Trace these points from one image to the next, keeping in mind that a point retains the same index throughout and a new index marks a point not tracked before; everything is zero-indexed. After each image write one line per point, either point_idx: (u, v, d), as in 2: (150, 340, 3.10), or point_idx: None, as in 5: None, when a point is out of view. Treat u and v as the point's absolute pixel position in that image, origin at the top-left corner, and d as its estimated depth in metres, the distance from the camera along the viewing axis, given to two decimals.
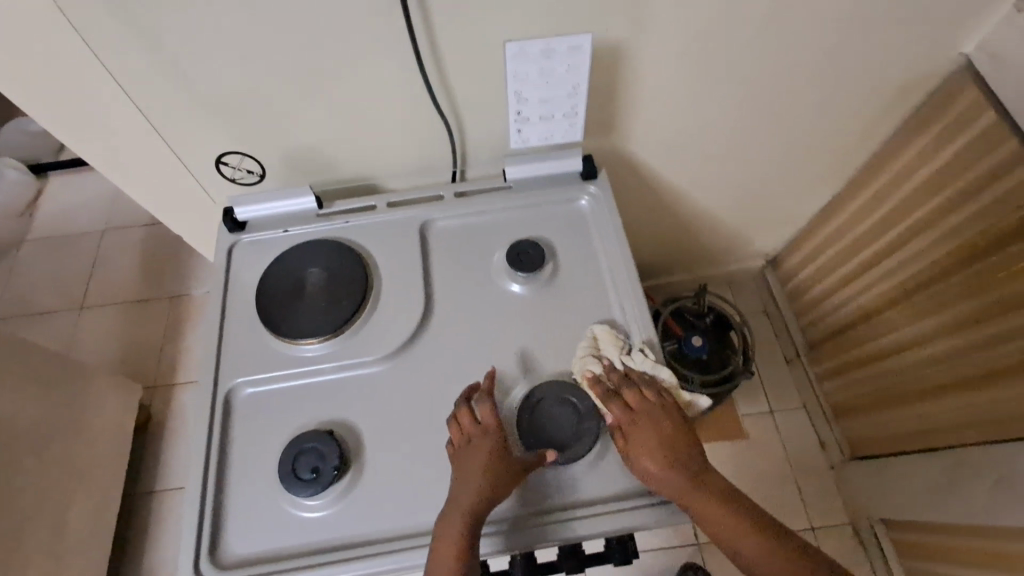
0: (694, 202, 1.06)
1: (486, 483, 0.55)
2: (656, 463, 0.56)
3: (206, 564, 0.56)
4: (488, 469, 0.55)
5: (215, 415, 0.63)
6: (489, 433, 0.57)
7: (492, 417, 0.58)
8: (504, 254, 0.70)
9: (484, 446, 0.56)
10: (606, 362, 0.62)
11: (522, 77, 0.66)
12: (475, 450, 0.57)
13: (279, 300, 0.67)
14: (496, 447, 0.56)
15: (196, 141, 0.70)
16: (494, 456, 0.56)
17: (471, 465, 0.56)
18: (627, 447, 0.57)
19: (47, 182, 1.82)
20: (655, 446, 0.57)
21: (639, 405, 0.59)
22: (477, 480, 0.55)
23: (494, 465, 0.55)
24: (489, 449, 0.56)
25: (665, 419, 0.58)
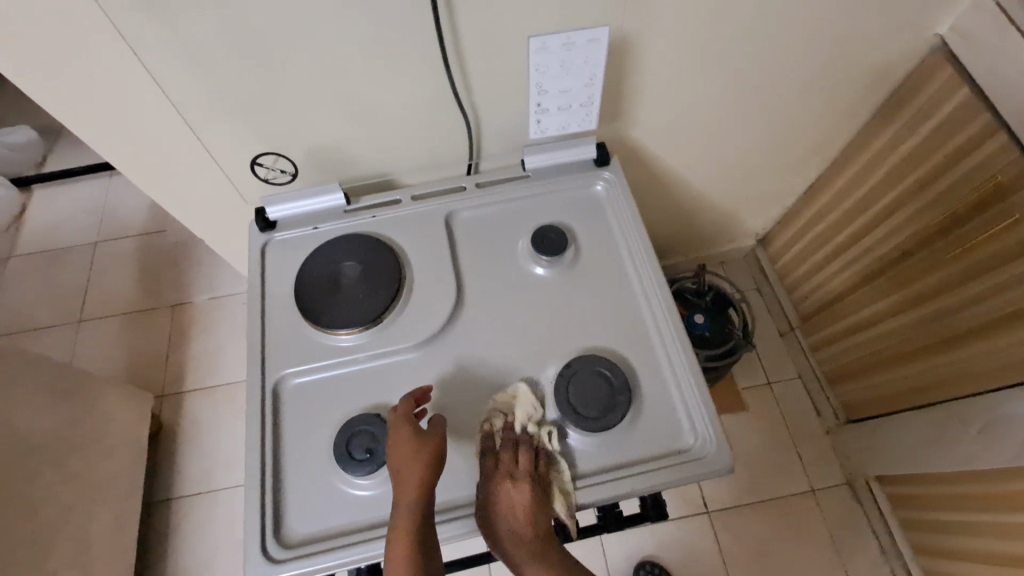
0: (693, 185, 1.11)
1: (411, 463, 0.57)
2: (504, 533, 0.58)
3: (272, 544, 0.59)
4: (408, 453, 0.58)
5: (266, 405, 0.65)
6: (400, 418, 0.60)
7: (404, 407, 0.61)
8: (528, 240, 0.74)
9: (401, 432, 0.59)
10: (508, 421, 0.63)
11: (544, 70, 0.70)
12: (393, 442, 0.59)
13: (318, 293, 0.70)
14: (408, 431, 0.59)
15: (229, 142, 0.72)
16: (412, 440, 0.58)
17: (394, 455, 0.58)
18: (480, 508, 0.59)
19: (31, 196, 1.79)
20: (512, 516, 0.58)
21: (507, 475, 0.59)
22: (406, 466, 0.57)
23: (414, 447, 0.58)
24: (404, 433, 0.58)
25: (523, 493, 0.58)
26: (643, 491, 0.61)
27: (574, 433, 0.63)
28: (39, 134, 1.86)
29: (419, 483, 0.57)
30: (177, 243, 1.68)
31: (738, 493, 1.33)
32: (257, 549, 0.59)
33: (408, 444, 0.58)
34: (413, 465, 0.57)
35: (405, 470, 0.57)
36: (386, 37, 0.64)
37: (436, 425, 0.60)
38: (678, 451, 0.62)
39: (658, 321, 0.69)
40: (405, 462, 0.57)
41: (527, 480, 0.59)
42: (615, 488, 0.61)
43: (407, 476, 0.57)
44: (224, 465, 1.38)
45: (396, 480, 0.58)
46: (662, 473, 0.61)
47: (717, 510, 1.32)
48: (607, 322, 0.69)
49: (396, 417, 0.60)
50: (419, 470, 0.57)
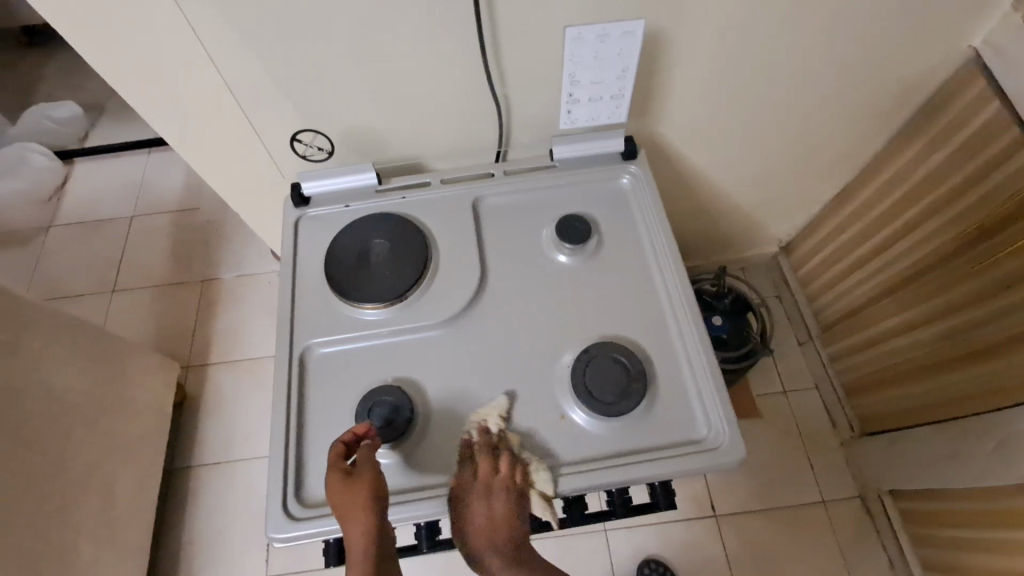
0: (718, 185, 1.11)
1: (350, 510, 0.56)
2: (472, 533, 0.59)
3: (293, 503, 0.61)
4: (348, 508, 0.56)
5: (293, 370, 0.68)
6: (331, 463, 0.59)
7: (336, 455, 0.59)
8: (552, 228, 0.75)
9: (336, 478, 0.58)
10: (483, 428, 0.64)
11: (577, 60, 0.71)
12: (328, 493, 0.58)
13: (347, 269, 0.72)
14: (342, 482, 0.57)
15: (273, 117, 0.75)
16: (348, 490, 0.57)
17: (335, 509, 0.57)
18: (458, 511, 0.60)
19: (74, 168, 1.87)
20: (483, 525, 0.59)
21: (484, 477, 0.61)
22: (347, 518, 0.56)
23: (351, 500, 0.56)
24: (338, 479, 0.58)
25: (496, 499, 0.60)
26: (658, 476, 0.62)
27: (590, 417, 0.64)
28: (84, 110, 1.94)
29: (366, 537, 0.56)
30: (208, 221, 1.73)
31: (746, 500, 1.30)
32: (279, 509, 0.61)
33: (345, 495, 0.57)
34: (354, 509, 0.56)
35: (349, 522, 0.56)
36: (424, 21, 0.65)
37: (365, 467, 0.58)
38: (675, 444, 0.63)
39: (677, 315, 0.70)
40: (347, 514, 0.56)
41: (500, 490, 0.60)
42: (628, 473, 0.61)
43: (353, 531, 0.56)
44: (242, 437, 1.42)
45: (343, 526, 0.57)
46: (678, 461, 0.62)
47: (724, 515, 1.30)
48: (627, 314, 0.70)
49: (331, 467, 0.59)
50: (361, 514, 0.56)
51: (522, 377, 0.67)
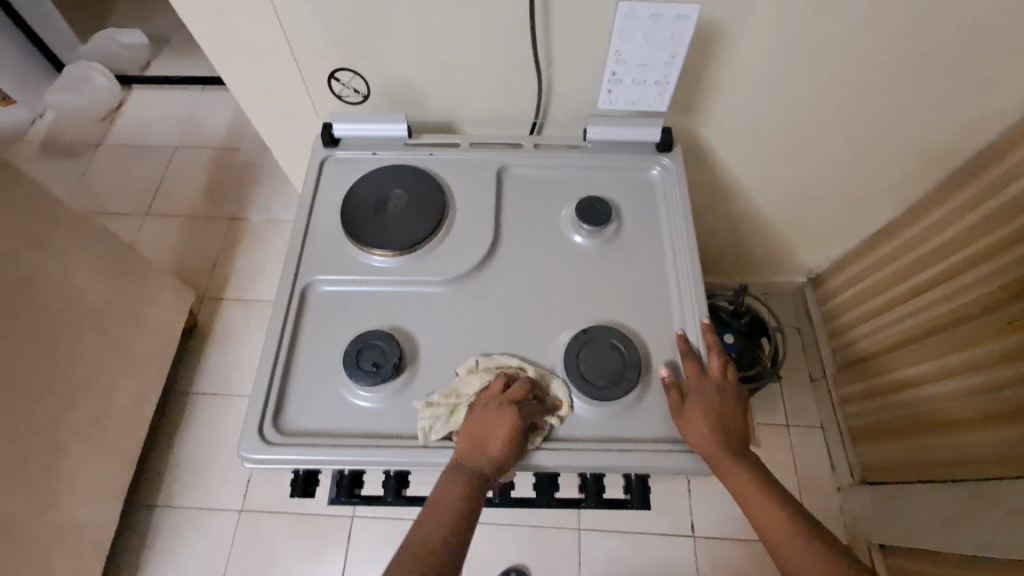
0: (755, 200, 1.08)
1: (497, 445, 0.57)
2: (488, 446, 0.57)
3: (269, 429, 0.61)
4: (485, 440, 0.57)
5: (293, 303, 0.68)
6: (507, 404, 0.59)
7: (496, 388, 0.60)
8: (572, 208, 0.73)
9: (504, 415, 0.58)
10: (534, 377, 0.63)
11: (625, 37, 0.67)
12: (486, 418, 0.58)
13: (363, 214, 0.72)
14: (492, 414, 0.58)
15: (315, 52, 0.75)
16: (490, 423, 0.58)
17: (473, 426, 0.58)
18: (482, 422, 0.58)
19: (131, 94, 1.93)
20: (496, 443, 0.57)
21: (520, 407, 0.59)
22: (483, 445, 0.57)
23: (490, 434, 0.57)
24: (506, 419, 0.58)
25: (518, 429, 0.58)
26: (640, 467, 0.60)
27: (579, 399, 0.62)
28: (149, 40, 2.00)
29: (473, 473, 0.56)
30: (246, 163, 1.77)
31: (728, 525, 1.25)
32: (255, 432, 0.61)
33: (487, 425, 0.58)
34: (496, 446, 0.57)
35: (485, 450, 0.57)
36: None
37: (519, 415, 0.58)
38: (662, 440, 0.61)
39: (685, 312, 0.68)
40: (484, 442, 0.57)
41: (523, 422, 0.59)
42: (609, 459, 0.60)
43: (474, 458, 0.57)
44: (244, 374, 1.45)
45: (474, 449, 0.57)
46: (663, 455, 0.60)
47: (704, 537, 1.24)
48: (633, 304, 0.69)
49: (485, 396, 0.60)
50: (496, 456, 0.57)
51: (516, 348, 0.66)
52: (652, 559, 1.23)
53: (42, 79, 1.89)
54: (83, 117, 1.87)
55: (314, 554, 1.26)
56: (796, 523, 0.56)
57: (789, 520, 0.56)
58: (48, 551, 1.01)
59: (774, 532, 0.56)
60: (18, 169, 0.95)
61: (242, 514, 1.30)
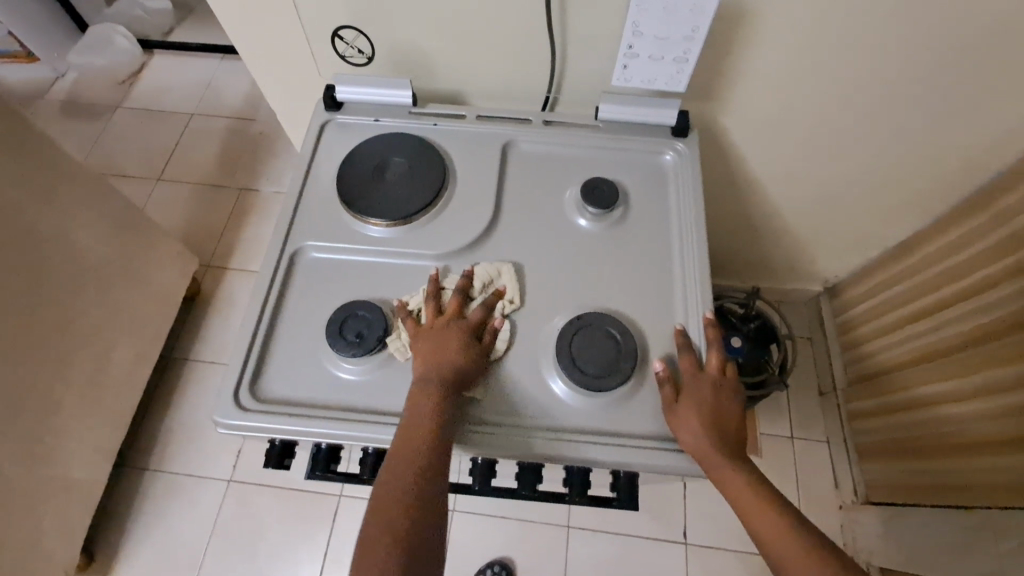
0: (774, 198, 1.03)
1: (451, 355, 0.58)
2: (443, 357, 0.57)
3: (245, 395, 0.58)
4: (438, 354, 0.58)
5: (281, 266, 0.65)
6: (446, 319, 0.60)
7: (430, 305, 0.61)
8: (578, 189, 0.70)
9: (449, 330, 0.59)
10: (474, 284, 0.64)
11: (643, 7, 0.61)
12: (430, 336, 0.59)
13: (359, 180, 0.69)
14: (435, 331, 0.59)
15: (320, 9, 0.72)
16: (436, 339, 0.59)
17: (420, 349, 0.59)
18: (427, 341, 0.59)
19: (151, 59, 1.93)
20: (450, 352, 0.58)
21: (460, 317, 0.61)
22: (439, 360, 0.57)
23: (441, 348, 0.58)
24: (453, 332, 0.59)
25: (466, 336, 0.59)
26: (628, 465, 0.57)
27: (569, 388, 0.59)
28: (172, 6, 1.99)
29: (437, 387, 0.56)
30: (260, 134, 1.76)
31: (723, 535, 1.21)
32: (230, 396, 0.58)
33: (435, 344, 0.58)
34: (452, 355, 0.58)
35: (442, 361, 0.57)
36: None
37: (462, 327, 0.60)
38: (652, 437, 0.58)
39: (688, 304, 0.64)
40: (440, 356, 0.58)
41: (471, 330, 0.60)
42: (595, 454, 0.57)
43: (432, 374, 0.57)
44: None
45: (430, 368, 0.57)
46: (654, 453, 0.57)
47: (696, 545, 1.20)
48: (633, 292, 0.65)
49: (427, 320, 0.61)
50: (455, 363, 0.57)
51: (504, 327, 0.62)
52: (642, 563, 1.19)
53: (66, 39, 1.89)
54: (104, 79, 1.87)
55: (300, 530, 1.25)
56: (793, 525, 0.53)
57: (787, 523, 0.53)
58: (35, 506, 1.01)
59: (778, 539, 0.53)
60: (24, 118, 0.94)
61: (232, 484, 1.29)
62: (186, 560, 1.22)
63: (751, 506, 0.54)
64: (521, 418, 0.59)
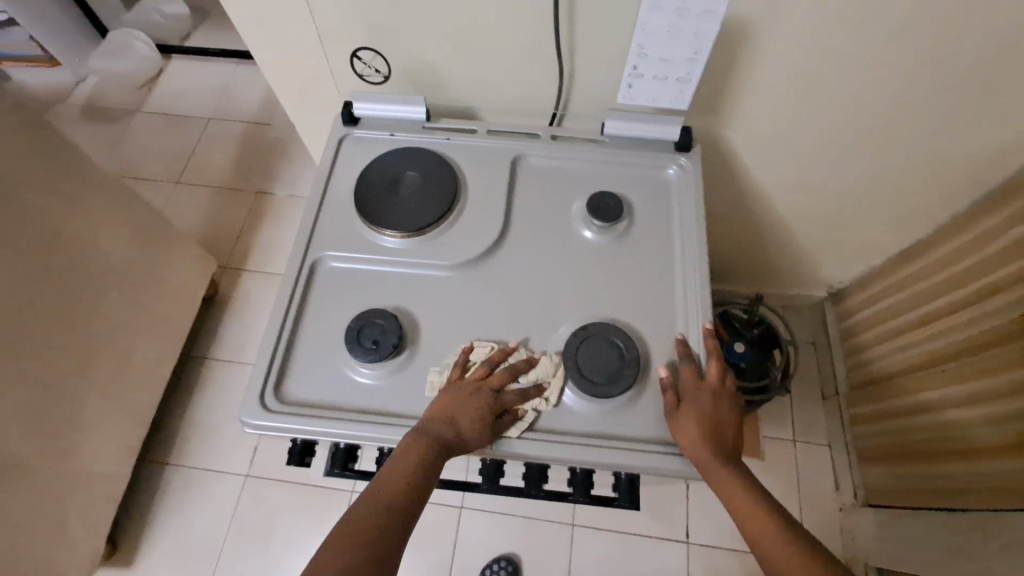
0: (777, 207, 1.05)
1: (463, 417, 0.58)
2: (456, 416, 0.58)
3: (269, 397, 0.62)
4: (451, 410, 0.59)
5: (302, 276, 0.69)
6: (482, 388, 0.61)
7: (481, 369, 0.62)
8: (584, 203, 0.73)
9: (477, 395, 0.60)
10: (532, 365, 0.63)
11: (649, 30, 0.64)
12: (456, 390, 0.60)
13: (375, 193, 0.73)
14: (466, 392, 0.60)
15: (340, 31, 0.76)
16: (461, 398, 0.59)
17: (444, 397, 0.60)
18: (455, 393, 0.60)
19: (169, 64, 1.98)
20: (463, 415, 0.58)
21: (495, 395, 0.61)
22: (449, 416, 0.58)
23: (459, 408, 0.59)
24: (478, 399, 0.60)
25: (487, 410, 0.59)
26: (603, 464, 0.60)
27: (574, 393, 0.62)
28: (190, 12, 2.04)
29: (437, 445, 0.57)
30: (275, 138, 1.80)
31: (724, 534, 1.24)
32: (256, 398, 0.62)
33: (458, 401, 0.59)
34: (462, 419, 0.58)
35: (451, 420, 0.58)
36: None
37: (490, 402, 0.60)
38: (654, 442, 0.61)
39: (689, 315, 0.67)
40: (453, 413, 0.59)
41: (494, 407, 0.60)
42: (579, 454, 0.60)
43: (435, 426, 0.58)
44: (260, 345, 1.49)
45: (439, 420, 0.58)
46: (629, 453, 0.60)
47: (698, 543, 1.23)
48: (637, 303, 0.68)
49: (468, 377, 0.62)
50: (461, 427, 0.58)
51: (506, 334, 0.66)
52: (644, 561, 1.22)
53: (86, 44, 1.94)
54: (123, 83, 1.92)
55: (314, 524, 1.29)
56: (782, 529, 0.56)
57: (775, 526, 0.56)
58: (64, 497, 1.06)
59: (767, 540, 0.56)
60: (56, 128, 0.99)
61: (248, 479, 1.34)
62: (204, 553, 1.27)
63: (744, 507, 0.58)
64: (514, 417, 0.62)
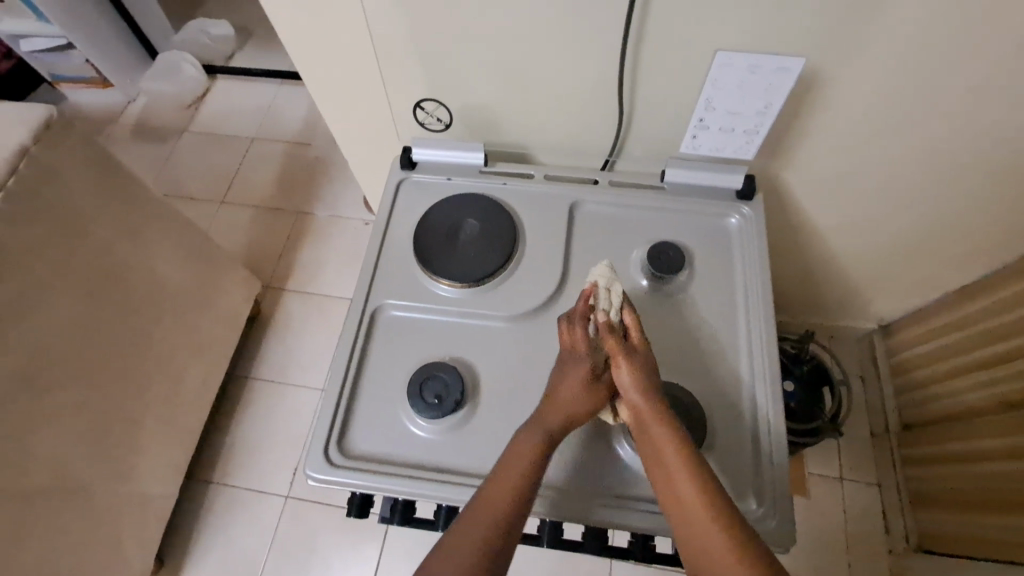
0: (832, 245, 1.03)
1: (583, 388, 0.59)
2: (575, 387, 0.59)
3: (333, 450, 0.63)
4: (570, 381, 0.59)
5: (362, 325, 0.69)
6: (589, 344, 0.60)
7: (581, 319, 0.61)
8: (644, 252, 0.72)
9: (590, 357, 0.60)
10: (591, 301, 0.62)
11: (720, 86, 0.68)
12: (572, 360, 0.61)
13: (434, 241, 0.73)
14: (581, 355, 0.60)
15: (404, 80, 0.77)
16: (573, 366, 0.60)
17: (562, 372, 0.60)
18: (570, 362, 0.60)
19: (215, 83, 2.03)
20: (581, 385, 0.59)
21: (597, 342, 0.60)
22: (573, 387, 0.59)
23: (577, 377, 0.59)
24: (591, 360, 0.60)
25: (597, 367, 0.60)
26: (654, 531, 0.59)
27: (635, 456, 0.62)
28: (235, 33, 2.09)
29: (562, 426, 0.57)
30: (316, 159, 1.84)
31: None
32: (320, 452, 0.62)
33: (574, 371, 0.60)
34: (583, 388, 0.59)
35: (575, 393, 0.59)
36: (573, 17, 0.64)
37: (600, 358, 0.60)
38: None
39: (755, 370, 0.65)
40: (575, 382, 0.59)
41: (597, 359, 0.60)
42: (637, 520, 0.60)
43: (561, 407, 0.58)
44: (301, 365, 1.52)
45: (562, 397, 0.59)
46: None
47: None
48: (699, 356, 0.67)
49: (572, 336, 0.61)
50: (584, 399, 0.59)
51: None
52: None
53: (138, 64, 2.01)
54: (172, 103, 1.98)
55: (351, 550, 1.30)
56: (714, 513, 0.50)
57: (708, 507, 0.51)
58: (118, 520, 1.08)
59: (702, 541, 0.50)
60: (121, 163, 1.02)
61: (289, 499, 1.36)
62: (245, 573, 1.29)
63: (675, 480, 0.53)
64: (570, 477, 0.62)
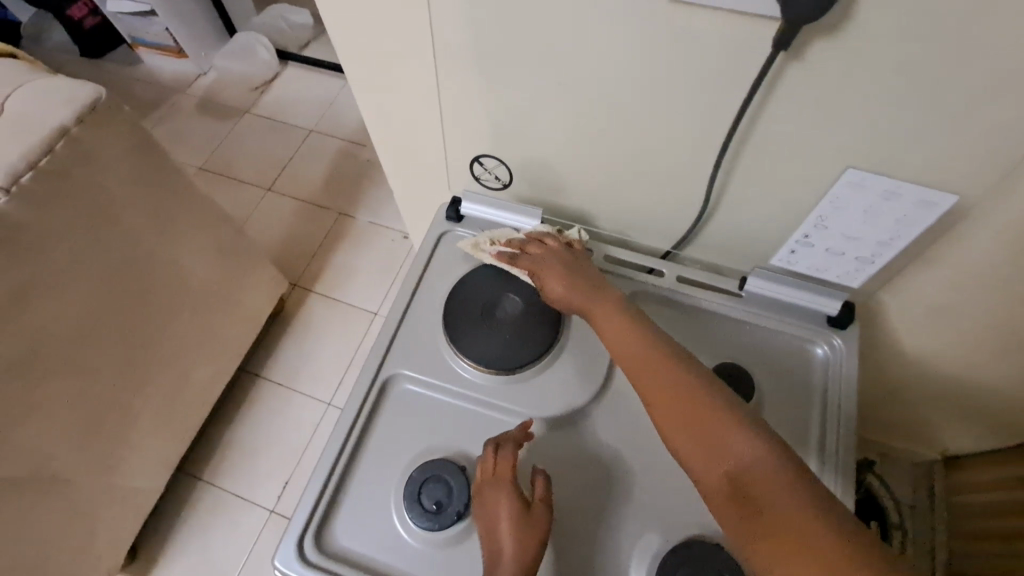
0: (917, 376, 0.89)
1: (508, 531, 0.49)
2: (500, 530, 0.50)
3: (310, 540, 0.55)
4: (492, 526, 0.50)
5: (371, 394, 0.61)
6: (498, 476, 0.53)
7: (491, 457, 0.54)
8: (708, 369, 0.62)
9: (500, 495, 0.52)
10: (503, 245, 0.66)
11: (840, 205, 0.58)
12: (483, 497, 0.52)
13: (467, 313, 0.64)
14: (494, 495, 0.52)
15: (468, 129, 0.70)
16: (490, 508, 0.51)
17: (480, 514, 0.52)
18: (483, 502, 0.52)
19: (285, 69, 2.03)
20: (506, 528, 0.49)
21: (501, 475, 0.53)
22: (498, 534, 0.49)
23: (499, 522, 0.50)
24: (504, 496, 0.51)
25: (515, 500, 0.51)
26: None
27: None
28: (315, 22, 2.08)
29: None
30: (368, 161, 1.79)
31: None
32: (297, 539, 0.55)
33: (490, 514, 0.51)
34: (511, 531, 0.49)
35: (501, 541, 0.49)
36: (673, 97, 0.55)
37: (514, 491, 0.52)
38: None
39: None
40: (499, 529, 0.50)
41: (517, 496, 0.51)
42: None
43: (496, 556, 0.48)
44: (312, 374, 1.46)
45: (494, 544, 0.49)
46: None
47: None
48: None
49: (482, 474, 0.54)
50: (516, 541, 0.49)
51: (581, 523, 0.55)
52: None
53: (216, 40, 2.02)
54: (241, 83, 1.98)
55: None
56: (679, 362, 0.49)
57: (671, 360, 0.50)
58: (94, 513, 1.04)
59: (668, 411, 0.47)
60: (167, 153, 0.98)
61: (273, 515, 1.29)
62: None
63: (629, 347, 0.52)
64: None
